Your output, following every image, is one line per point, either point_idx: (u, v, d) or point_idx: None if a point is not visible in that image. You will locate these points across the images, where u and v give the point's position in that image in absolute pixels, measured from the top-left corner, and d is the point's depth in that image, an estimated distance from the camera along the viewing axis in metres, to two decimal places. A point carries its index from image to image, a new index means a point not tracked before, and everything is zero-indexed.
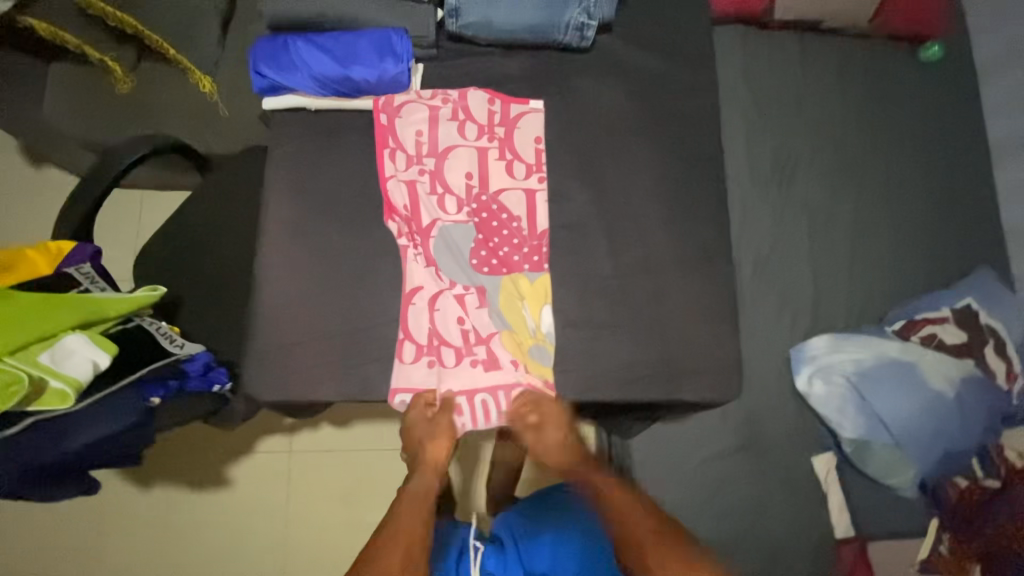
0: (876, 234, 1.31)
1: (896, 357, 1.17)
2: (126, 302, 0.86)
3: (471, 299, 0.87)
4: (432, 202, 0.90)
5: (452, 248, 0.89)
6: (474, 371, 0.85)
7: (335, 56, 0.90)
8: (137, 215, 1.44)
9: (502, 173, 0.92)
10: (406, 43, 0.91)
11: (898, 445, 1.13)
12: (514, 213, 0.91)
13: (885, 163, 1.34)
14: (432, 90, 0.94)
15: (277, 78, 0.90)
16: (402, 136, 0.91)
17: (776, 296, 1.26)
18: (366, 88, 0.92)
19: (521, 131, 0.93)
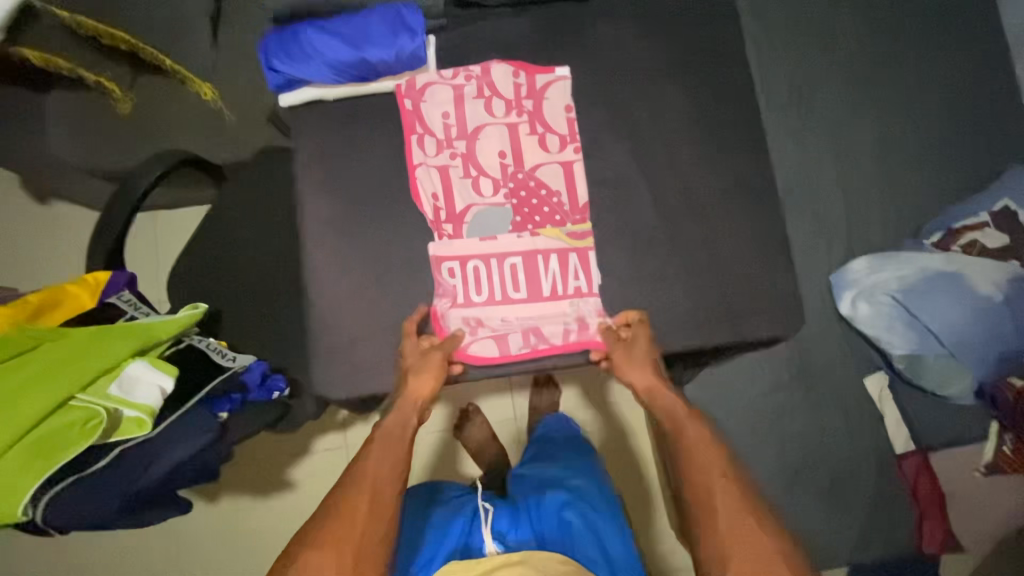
0: (905, 145, 1.28)
1: (939, 269, 1.16)
2: (174, 321, 0.88)
3: (501, 279, 0.88)
4: (466, 185, 0.89)
5: (489, 231, 0.89)
6: (475, 244, 0.88)
7: (348, 40, 0.88)
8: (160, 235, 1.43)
9: (536, 148, 0.90)
10: (419, 16, 0.89)
11: (951, 353, 1.12)
12: (553, 188, 0.90)
13: (905, 72, 1.30)
14: (453, 68, 0.91)
15: (291, 71, 0.88)
16: (427, 121, 0.90)
17: (808, 225, 1.26)
18: (384, 70, 0.89)
19: (549, 103, 0.91)
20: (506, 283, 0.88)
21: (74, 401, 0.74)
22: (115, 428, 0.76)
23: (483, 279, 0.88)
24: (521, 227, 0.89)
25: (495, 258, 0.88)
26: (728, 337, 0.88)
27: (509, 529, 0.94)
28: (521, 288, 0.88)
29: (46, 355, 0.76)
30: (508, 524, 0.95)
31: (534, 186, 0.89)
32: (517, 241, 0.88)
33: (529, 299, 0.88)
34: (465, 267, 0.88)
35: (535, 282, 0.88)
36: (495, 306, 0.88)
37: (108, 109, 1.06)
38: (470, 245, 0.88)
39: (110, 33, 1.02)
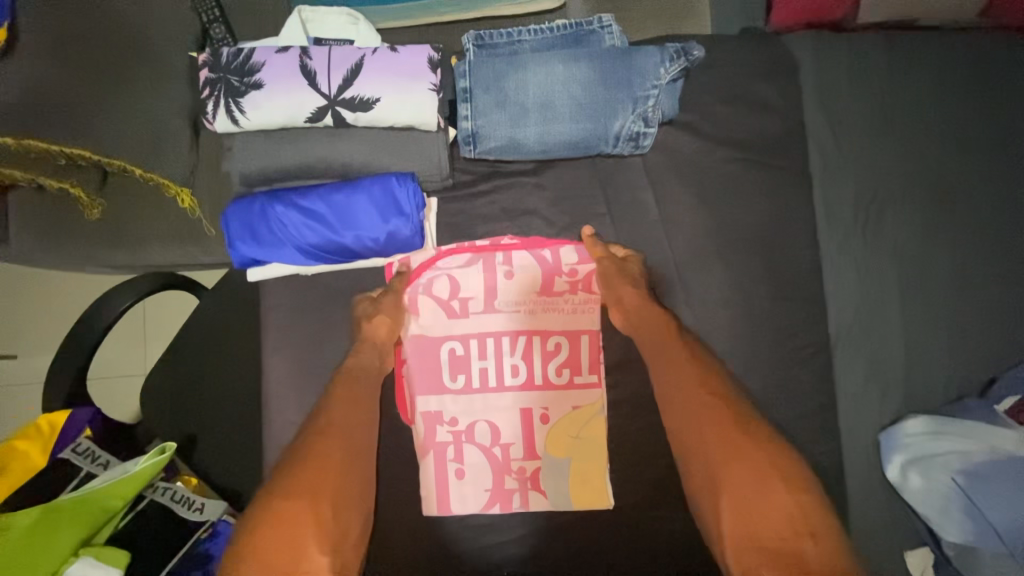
0: (982, 282, 1.11)
1: (1011, 452, 0.99)
2: (127, 483, 0.79)
3: (490, 433, 0.94)
4: (460, 360, 0.94)
5: (486, 402, 0.94)
6: (472, 401, 0.94)
7: (331, 223, 0.88)
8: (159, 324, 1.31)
9: (546, 306, 0.95)
10: (413, 194, 0.87)
11: (1012, 555, 0.95)
12: (556, 343, 0.95)
13: (991, 218, 1.12)
14: (454, 243, 0.96)
15: (257, 253, 0.89)
16: (424, 294, 0.95)
17: (860, 370, 1.10)
18: (373, 250, 0.91)
19: (564, 261, 0.95)
20: (503, 375, 0.94)
21: None
22: None
23: (480, 432, 0.94)
24: (524, 397, 0.94)
25: (474, 338, 0.94)
26: None
27: None
28: (516, 425, 0.94)
29: None
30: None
31: (542, 346, 0.95)
32: (512, 407, 0.94)
33: (518, 380, 0.94)
34: (445, 347, 0.95)
35: (538, 382, 0.94)
36: (475, 398, 0.94)
37: (74, 214, 0.94)
38: (455, 403, 0.94)
39: (67, 152, 0.86)
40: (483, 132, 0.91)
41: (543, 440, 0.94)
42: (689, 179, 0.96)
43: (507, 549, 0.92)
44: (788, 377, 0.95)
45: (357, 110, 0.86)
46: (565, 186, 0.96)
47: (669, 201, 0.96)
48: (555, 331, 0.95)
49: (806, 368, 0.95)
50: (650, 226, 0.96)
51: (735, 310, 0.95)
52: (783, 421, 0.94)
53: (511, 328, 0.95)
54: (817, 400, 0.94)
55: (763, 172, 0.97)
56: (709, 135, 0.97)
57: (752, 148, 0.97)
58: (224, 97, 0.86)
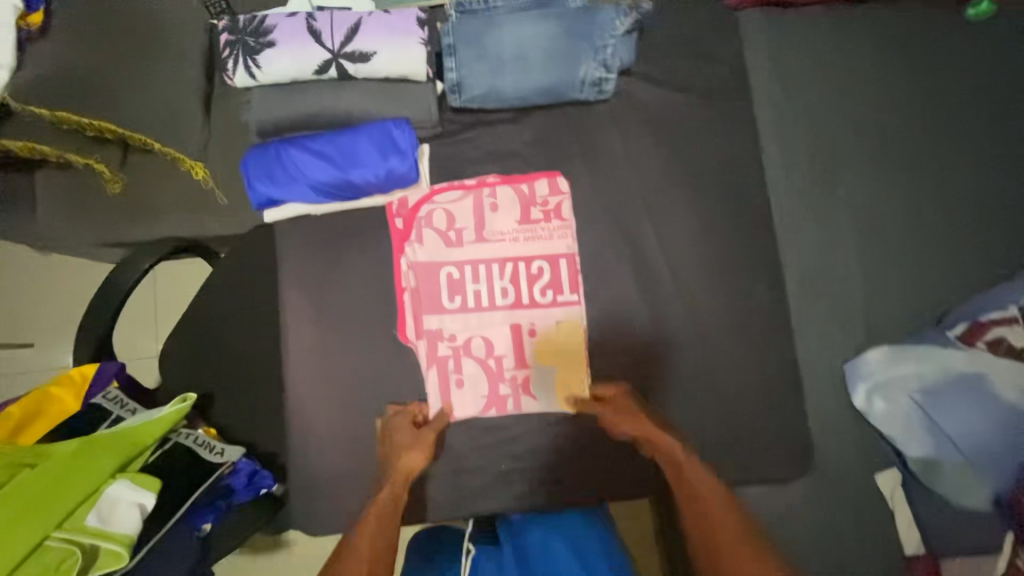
0: (932, 223, 1.21)
1: (962, 369, 1.09)
2: (156, 423, 0.87)
3: (486, 348, 1.02)
4: (456, 284, 1.02)
5: (480, 319, 1.02)
6: (468, 318, 1.02)
7: (336, 162, 1.00)
8: (168, 303, 1.42)
9: (529, 232, 1.02)
10: (408, 137, 1.00)
11: (969, 462, 1.05)
12: (540, 266, 1.02)
13: (933, 149, 1.23)
14: (446, 181, 1.05)
15: (273, 191, 1.01)
16: (423, 230, 1.02)
17: (825, 310, 1.20)
18: (373, 185, 1.02)
19: (544, 192, 1.03)
20: (494, 296, 1.02)
21: (49, 540, 0.72)
22: (92, 563, 0.73)
23: (477, 346, 1.02)
24: (513, 316, 1.02)
25: (467, 264, 1.02)
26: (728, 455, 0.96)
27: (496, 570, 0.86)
28: (507, 339, 1.02)
29: (23, 483, 0.73)
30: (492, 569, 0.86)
31: (526, 269, 1.02)
32: (502, 322, 1.02)
33: (508, 301, 1.02)
34: (442, 272, 1.02)
35: (526, 303, 1.02)
36: (470, 315, 1.02)
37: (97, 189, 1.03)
38: (454, 322, 1.02)
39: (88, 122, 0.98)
40: (467, 82, 1.02)
41: (534, 350, 1.02)
42: (652, 122, 1.07)
43: (505, 451, 1.03)
44: (750, 293, 1.05)
45: (357, 62, 1.00)
46: (545, 145, 1.06)
47: (637, 151, 1.06)
48: (539, 257, 1.02)
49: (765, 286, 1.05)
50: (619, 166, 1.06)
51: (702, 249, 1.05)
52: (747, 331, 1.04)
53: (499, 254, 1.02)
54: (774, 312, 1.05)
55: (716, 115, 1.08)
56: (666, 84, 1.09)
57: (706, 94, 1.09)
58: (242, 56, 0.99)
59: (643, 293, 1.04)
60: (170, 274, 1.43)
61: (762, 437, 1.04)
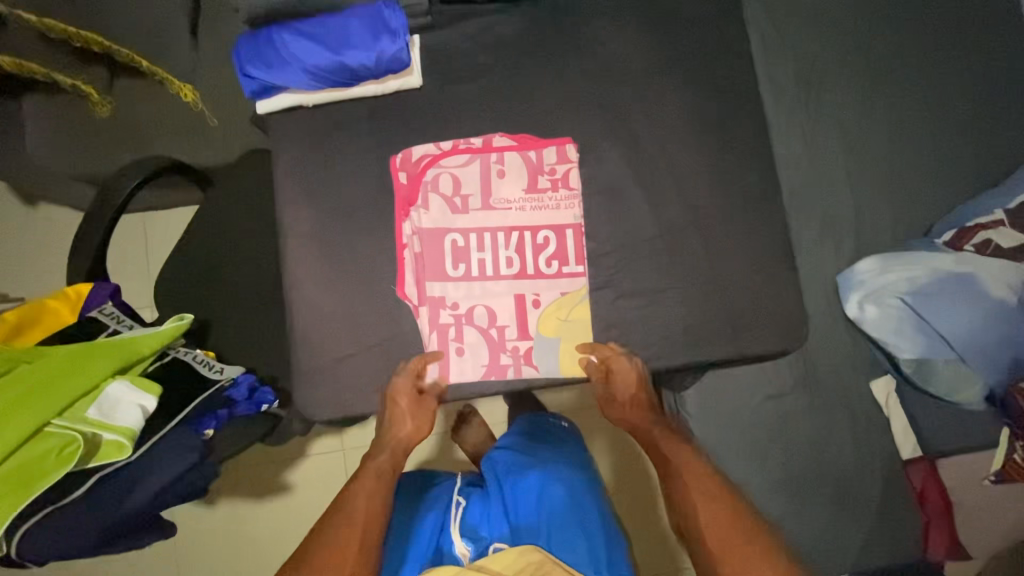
0: (917, 136, 1.23)
1: (951, 271, 1.11)
2: (156, 336, 0.86)
3: (489, 314, 0.96)
4: (460, 250, 0.96)
5: (485, 288, 0.96)
6: (472, 285, 0.96)
7: (326, 45, 0.92)
8: (157, 249, 1.42)
9: (533, 200, 0.97)
10: (400, 18, 0.93)
11: (961, 358, 1.08)
12: (545, 235, 0.97)
13: (912, 52, 1.24)
14: (451, 140, 0.97)
15: (266, 78, 0.92)
16: (429, 195, 0.96)
17: (815, 224, 1.21)
18: (364, 72, 0.94)
19: (551, 159, 0.98)
20: (499, 266, 0.96)
21: (49, 427, 0.71)
22: (95, 452, 0.73)
23: (480, 313, 0.96)
24: (520, 287, 0.96)
25: (474, 231, 0.96)
26: (726, 349, 0.97)
27: (481, 521, 0.95)
28: (511, 308, 0.96)
29: (24, 375, 0.73)
30: (481, 515, 0.96)
31: (530, 239, 0.97)
32: (506, 290, 0.96)
33: (511, 273, 0.96)
34: (446, 240, 0.96)
35: (527, 274, 0.96)
36: (475, 284, 0.96)
37: (84, 113, 1.02)
38: (457, 288, 0.95)
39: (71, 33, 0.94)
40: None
41: (540, 313, 0.96)
42: None
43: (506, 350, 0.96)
44: (748, 178, 1.01)
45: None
46: None
47: None
48: (544, 226, 0.97)
49: (765, 172, 1.01)
50: (611, 52, 1.01)
51: None
52: (746, 215, 1.00)
53: (506, 224, 0.97)
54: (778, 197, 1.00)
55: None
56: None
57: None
58: None
59: None
60: (158, 218, 1.42)
61: (771, 322, 0.98)
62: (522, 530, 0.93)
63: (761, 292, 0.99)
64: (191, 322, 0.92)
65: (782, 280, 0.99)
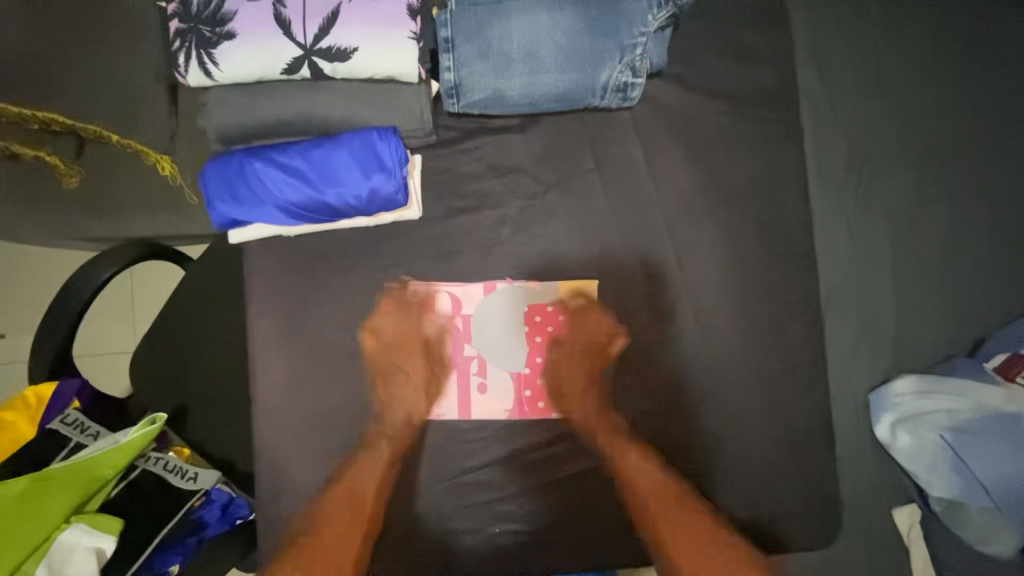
0: (976, 242, 1.10)
1: (999, 409, 0.99)
2: (117, 453, 0.77)
3: (484, 391, 0.92)
4: (461, 338, 0.93)
5: (484, 377, 0.92)
6: (470, 379, 0.92)
7: (311, 181, 0.84)
8: (140, 298, 1.31)
9: (543, 333, 0.93)
10: (397, 153, 0.84)
11: (998, 508, 0.96)
12: (561, 362, 0.92)
13: (980, 147, 1.10)
14: (455, 284, 0.92)
15: (240, 215, 0.86)
16: (425, 318, 0.92)
17: (851, 333, 1.10)
18: (351, 209, 0.86)
19: (567, 292, 0.92)
20: (498, 359, 0.93)
21: None
22: None
23: (473, 393, 0.92)
24: (520, 376, 0.92)
25: (474, 357, 0.93)
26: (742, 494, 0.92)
27: None
28: (507, 393, 0.92)
29: None
30: None
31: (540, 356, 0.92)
32: (505, 377, 0.92)
33: (509, 344, 0.93)
34: (446, 330, 0.93)
35: (531, 349, 0.93)
36: (469, 373, 0.92)
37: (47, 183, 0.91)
38: (451, 377, 0.92)
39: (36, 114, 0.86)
40: (466, 84, 0.87)
41: (534, 408, 0.91)
42: (675, 121, 0.94)
43: (499, 507, 0.90)
44: (778, 331, 0.93)
45: (335, 61, 0.81)
46: (555, 140, 0.94)
47: (658, 152, 0.94)
48: (559, 351, 0.92)
49: (797, 323, 0.93)
50: (640, 183, 0.93)
51: (726, 269, 0.93)
52: (769, 374, 0.93)
53: (514, 350, 0.93)
54: (806, 354, 0.93)
55: (750, 107, 0.95)
56: (697, 81, 0.95)
57: (744, 97, 0.95)
58: (195, 50, 0.81)
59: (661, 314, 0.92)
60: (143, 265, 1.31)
61: (784, 492, 0.92)
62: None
63: (773, 459, 0.92)
64: (162, 424, 0.81)
65: (802, 416, 0.93)
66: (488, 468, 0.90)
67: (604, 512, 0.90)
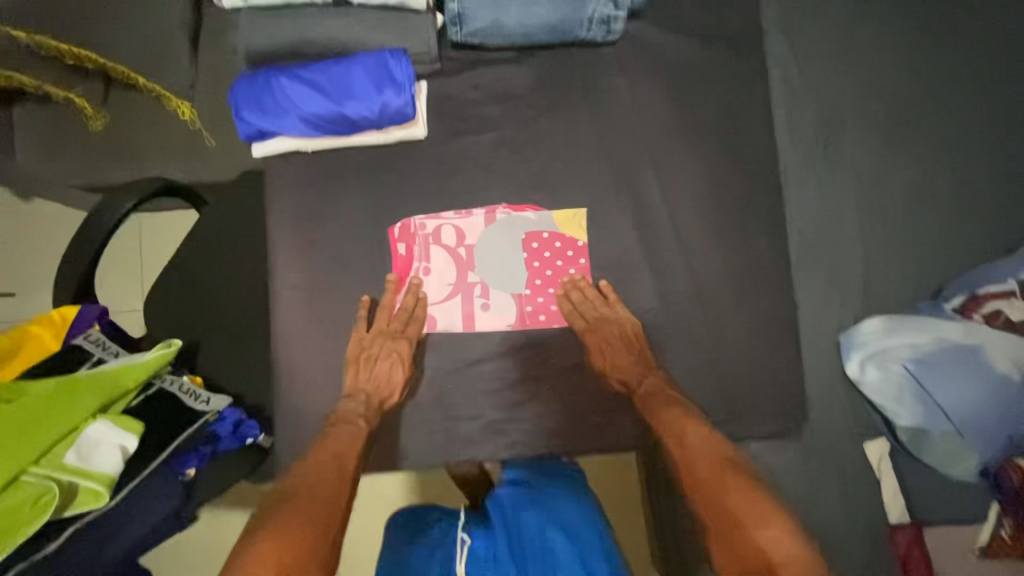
0: (936, 195, 1.19)
1: (958, 341, 1.09)
2: (143, 368, 0.83)
3: (486, 309, 1.00)
4: (463, 264, 1.01)
5: (486, 297, 1.00)
6: (472, 300, 1.00)
7: (328, 93, 0.94)
8: (151, 254, 1.38)
9: (539, 257, 1.01)
10: (406, 69, 0.93)
11: (958, 432, 1.06)
12: (554, 282, 1.01)
13: (935, 108, 1.20)
14: (459, 214, 1.00)
15: (264, 123, 0.95)
16: (432, 248, 1.00)
17: (824, 277, 1.18)
18: (364, 120, 0.95)
19: (559, 218, 1.00)
20: (498, 282, 1.00)
21: (24, 477, 0.70)
22: (70, 501, 0.72)
23: (476, 312, 1.00)
24: (519, 295, 1.00)
25: (476, 281, 1.01)
26: (722, 415, 0.99)
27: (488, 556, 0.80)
28: (508, 310, 1.00)
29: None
30: (487, 552, 0.81)
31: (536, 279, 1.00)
32: (506, 296, 1.00)
33: (508, 269, 1.01)
34: (449, 258, 1.00)
35: (530, 273, 1.01)
36: (471, 294, 1.00)
37: (74, 123, 0.98)
38: (455, 298, 1.00)
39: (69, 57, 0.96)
40: (469, 12, 0.96)
41: (533, 323, 1.00)
42: (655, 72, 1.03)
43: (496, 403, 0.99)
44: (751, 256, 1.02)
45: None
46: (546, 89, 1.02)
47: (640, 100, 1.03)
48: (553, 273, 1.01)
49: (769, 256, 1.02)
50: (624, 128, 1.02)
51: (703, 207, 1.02)
52: (744, 287, 1.01)
53: (513, 273, 1.01)
54: (779, 264, 1.01)
55: (724, 60, 1.04)
56: (675, 37, 1.04)
57: (718, 51, 1.04)
58: None
59: (645, 246, 1.01)
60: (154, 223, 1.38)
61: (759, 412, 0.99)
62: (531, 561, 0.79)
63: (748, 381, 1.00)
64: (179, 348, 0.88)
65: (775, 342, 1.00)
66: (491, 367, 0.99)
67: (591, 428, 0.99)
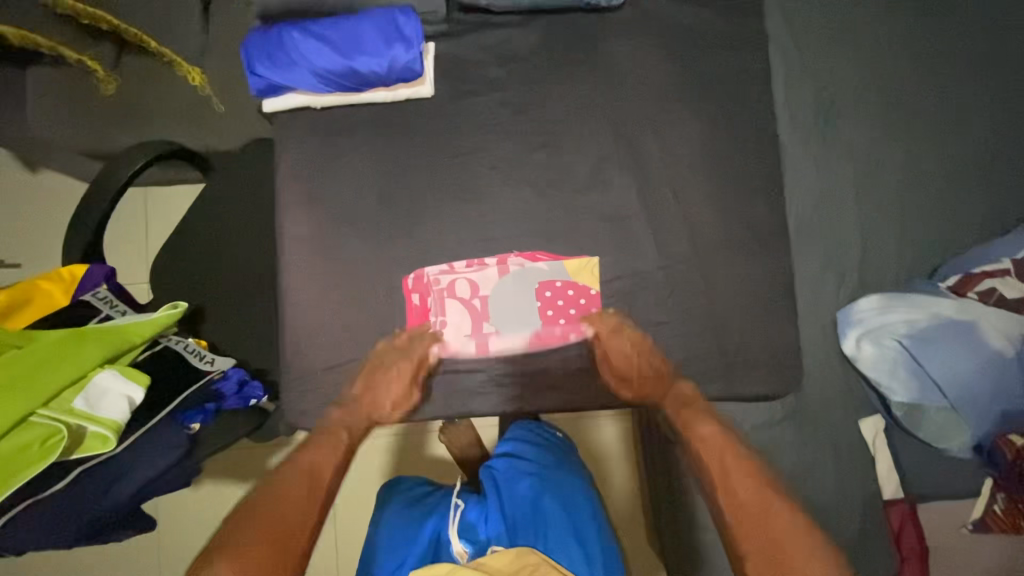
0: (932, 175, 1.20)
1: (952, 317, 1.11)
2: (149, 324, 0.84)
3: (499, 357, 1.01)
4: (477, 313, 1.01)
5: (498, 345, 1.01)
6: (486, 346, 1.01)
7: (337, 48, 0.96)
8: (156, 225, 1.39)
9: (552, 305, 1.02)
10: (414, 26, 0.96)
11: (952, 407, 1.08)
12: (567, 332, 1.01)
13: (932, 90, 1.22)
14: (472, 265, 1.01)
15: (276, 78, 0.97)
16: (447, 301, 1.00)
17: (821, 255, 1.19)
18: (374, 78, 0.98)
19: (571, 262, 1.01)
20: (511, 328, 1.01)
21: (34, 418, 0.72)
22: (78, 444, 0.73)
23: (489, 360, 1.01)
24: (532, 344, 1.01)
25: (489, 328, 1.01)
26: (718, 384, 1.02)
27: (479, 520, 0.92)
28: (521, 357, 1.01)
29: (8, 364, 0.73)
30: (479, 516, 0.93)
31: (548, 325, 1.01)
32: (519, 347, 1.01)
33: (521, 318, 1.02)
34: (462, 306, 1.01)
35: (543, 323, 1.02)
36: (484, 342, 1.01)
37: (86, 86, 1.00)
38: (468, 346, 1.00)
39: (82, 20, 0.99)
40: None
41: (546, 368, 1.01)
42: (656, 46, 1.05)
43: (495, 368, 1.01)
44: (748, 228, 1.04)
45: None
46: (549, 60, 1.05)
47: (641, 73, 1.05)
48: (566, 320, 1.01)
49: (766, 228, 1.04)
50: (625, 100, 1.04)
51: (701, 178, 1.04)
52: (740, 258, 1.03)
53: (526, 317, 1.02)
54: (777, 230, 1.03)
55: (724, 34, 1.06)
56: (676, 12, 1.07)
57: (718, 26, 1.06)
58: None
59: (644, 216, 1.03)
60: (159, 194, 1.40)
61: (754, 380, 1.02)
62: (520, 523, 0.91)
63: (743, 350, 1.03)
64: (185, 310, 0.89)
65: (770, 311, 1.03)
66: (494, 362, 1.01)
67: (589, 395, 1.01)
